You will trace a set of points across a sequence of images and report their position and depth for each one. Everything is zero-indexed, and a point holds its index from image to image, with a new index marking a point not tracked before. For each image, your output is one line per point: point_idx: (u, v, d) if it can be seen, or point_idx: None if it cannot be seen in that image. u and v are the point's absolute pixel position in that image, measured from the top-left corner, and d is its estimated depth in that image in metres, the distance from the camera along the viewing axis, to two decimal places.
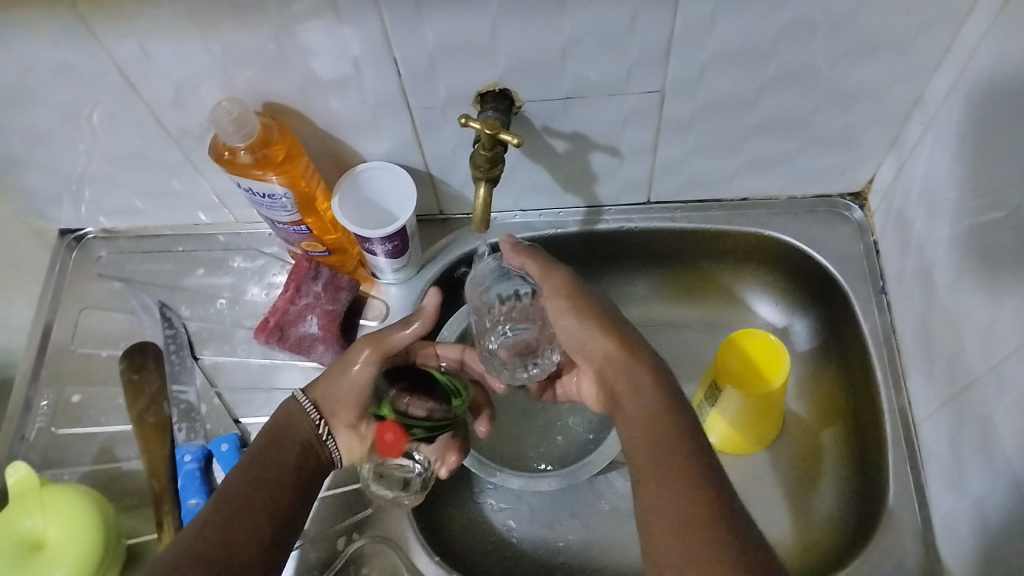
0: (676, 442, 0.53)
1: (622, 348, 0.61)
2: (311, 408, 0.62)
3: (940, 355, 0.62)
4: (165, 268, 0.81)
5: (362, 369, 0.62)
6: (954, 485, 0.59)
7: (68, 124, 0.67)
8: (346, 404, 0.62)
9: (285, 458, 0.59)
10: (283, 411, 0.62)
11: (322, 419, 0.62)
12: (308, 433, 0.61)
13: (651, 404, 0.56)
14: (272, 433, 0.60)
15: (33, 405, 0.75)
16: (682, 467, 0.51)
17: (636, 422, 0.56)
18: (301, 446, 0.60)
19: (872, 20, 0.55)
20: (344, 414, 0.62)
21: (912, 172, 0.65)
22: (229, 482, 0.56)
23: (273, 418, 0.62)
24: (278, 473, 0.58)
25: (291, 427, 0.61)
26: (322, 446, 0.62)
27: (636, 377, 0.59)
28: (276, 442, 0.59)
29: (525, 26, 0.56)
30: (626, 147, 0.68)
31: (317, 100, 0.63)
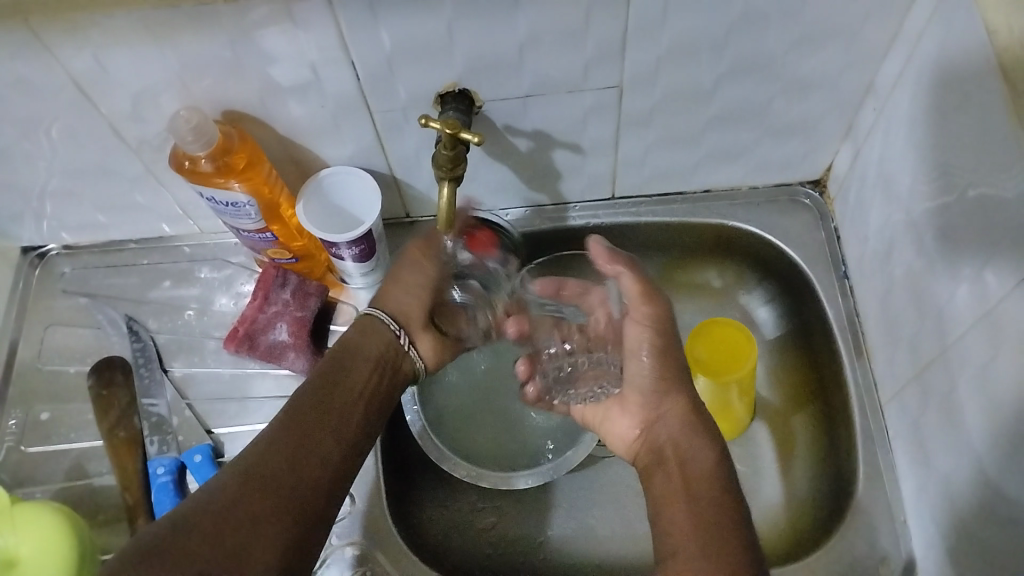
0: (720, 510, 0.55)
1: (686, 415, 0.62)
2: (390, 321, 0.66)
3: (902, 335, 0.63)
4: (131, 281, 0.80)
5: (415, 271, 0.67)
6: (921, 462, 0.60)
7: (26, 139, 0.66)
8: (414, 305, 0.67)
9: (353, 392, 0.61)
10: (362, 328, 0.65)
11: (403, 331, 0.66)
12: (382, 349, 0.64)
13: (704, 472, 0.58)
14: (336, 364, 0.62)
15: (0, 425, 0.74)
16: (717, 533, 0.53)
17: (683, 480, 0.58)
18: (373, 363, 0.64)
19: (822, 9, 0.56)
20: (417, 315, 0.67)
21: (868, 157, 0.67)
22: (295, 405, 0.58)
23: (353, 334, 0.65)
24: (343, 414, 0.59)
25: (364, 343, 0.64)
26: (403, 355, 0.66)
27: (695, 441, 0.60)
28: (343, 372, 0.62)
29: (482, 25, 0.56)
30: (587, 143, 0.69)
31: (277, 106, 0.63)
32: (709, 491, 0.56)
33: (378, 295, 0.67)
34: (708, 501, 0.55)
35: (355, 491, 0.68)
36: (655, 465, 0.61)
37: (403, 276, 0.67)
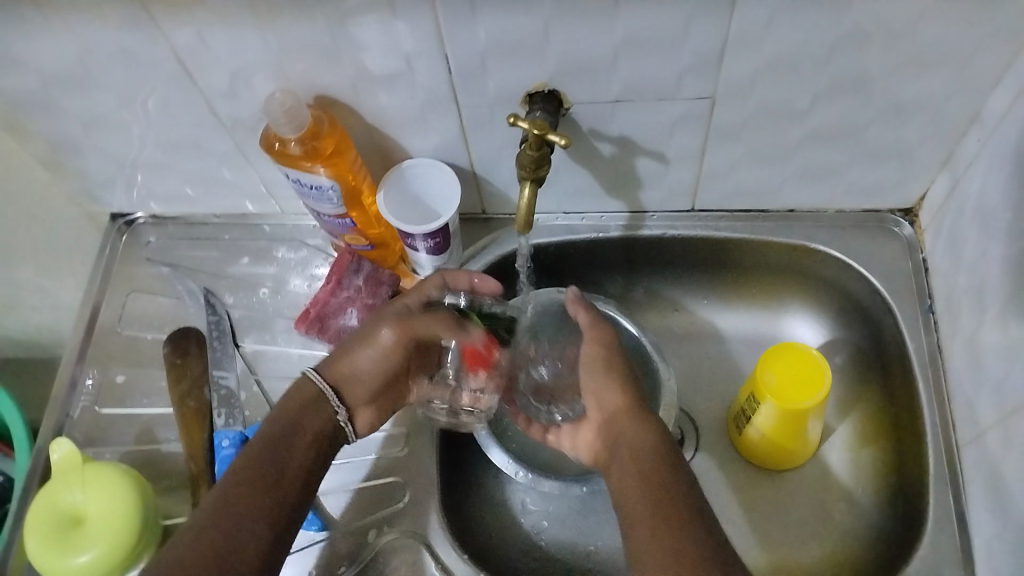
0: (683, 506, 0.53)
1: (628, 405, 0.62)
2: (330, 392, 0.64)
3: (988, 376, 0.60)
4: (211, 256, 0.82)
5: (386, 355, 0.65)
6: (997, 509, 0.58)
7: (125, 109, 0.68)
8: (364, 386, 0.65)
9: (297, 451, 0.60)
10: (300, 396, 0.63)
11: (343, 404, 0.64)
12: (321, 426, 0.62)
13: (658, 465, 0.56)
14: (277, 436, 0.60)
15: (78, 384, 0.76)
16: (692, 537, 0.51)
17: (640, 476, 0.56)
18: (312, 439, 0.61)
19: (931, 31, 0.54)
20: (362, 393, 0.65)
21: (966, 189, 0.64)
22: (238, 471, 0.57)
23: (288, 402, 0.63)
24: (286, 467, 0.58)
25: (303, 418, 0.62)
26: (340, 430, 0.64)
27: (644, 428, 0.60)
28: (291, 432, 0.60)
29: (578, 28, 0.56)
30: (672, 153, 0.68)
31: (368, 95, 0.63)
32: (658, 475, 0.55)
33: (329, 361, 0.65)
34: (654, 489, 0.54)
35: (414, 480, 0.69)
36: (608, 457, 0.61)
37: (362, 355, 0.65)
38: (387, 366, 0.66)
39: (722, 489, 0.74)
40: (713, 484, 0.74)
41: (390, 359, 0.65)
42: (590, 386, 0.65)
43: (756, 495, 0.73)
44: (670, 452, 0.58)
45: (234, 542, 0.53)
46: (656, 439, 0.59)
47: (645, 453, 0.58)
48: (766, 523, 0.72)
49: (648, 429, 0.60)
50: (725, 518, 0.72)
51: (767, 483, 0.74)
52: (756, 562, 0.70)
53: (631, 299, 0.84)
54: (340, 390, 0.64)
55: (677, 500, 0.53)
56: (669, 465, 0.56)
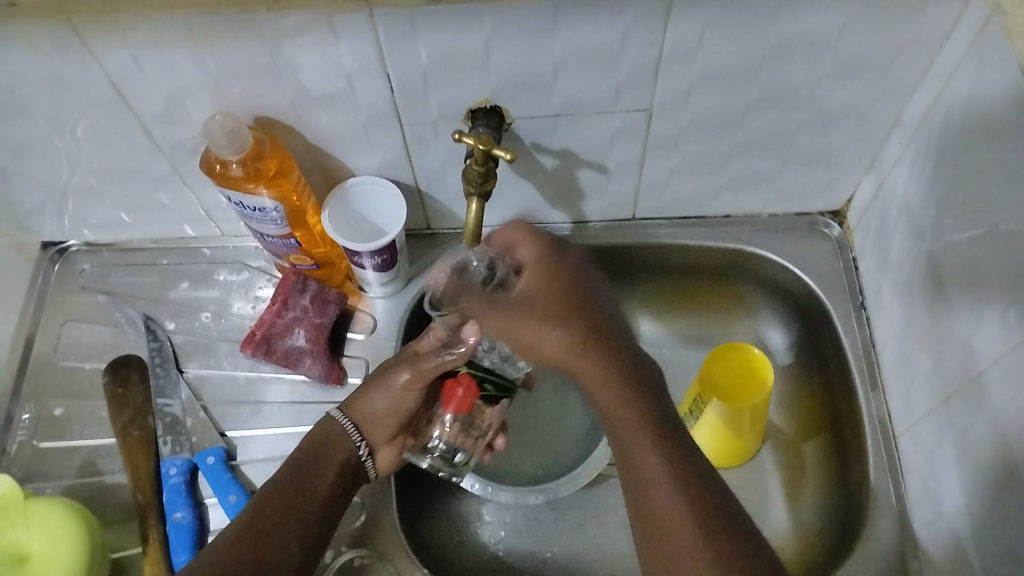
0: (663, 483, 0.52)
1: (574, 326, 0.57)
2: (352, 429, 0.64)
3: (920, 369, 0.63)
4: (150, 281, 0.80)
5: (402, 396, 0.63)
6: (934, 494, 0.61)
7: (56, 134, 0.66)
8: (386, 426, 0.64)
9: (323, 479, 0.60)
10: (323, 430, 0.63)
11: (364, 441, 0.64)
12: (343, 461, 0.62)
13: (632, 439, 0.54)
14: (304, 465, 0.60)
15: (14, 419, 0.74)
16: (685, 522, 0.50)
17: (622, 456, 0.54)
18: (339, 469, 0.62)
19: (852, 43, 0.57)
20: (382, 431, 0.64)
21: (890, 190, 0.67)
22: (263, 497, 0.57)
23: (309, 438, 0.63)
24: (314, 493, 0.59)
25: (325, 453, 0.62)
26: (361, 467, 0.63)
27: (608, 388, 0.55)
28: (315, 463, 0.61)
29: (518, 44, 0.57)
30: (612, 164, 0.70)
31: (310, 114, 0.63)
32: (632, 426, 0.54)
33: (352, 400, 0.65)
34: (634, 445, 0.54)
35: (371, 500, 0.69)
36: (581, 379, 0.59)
37: (379, 399, 0.64)
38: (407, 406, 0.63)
39: None
40: None
41: (409, 401, 0.63)
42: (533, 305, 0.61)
43: None
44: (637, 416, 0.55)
45: (263, 561, 0.53)
46: (621, 398, 0.55)
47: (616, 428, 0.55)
48: None
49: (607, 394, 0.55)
50: None
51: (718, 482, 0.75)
52: None
53: None
54: (362, 428, 0.64)
55: (663, 487, 0.52)
56: (647, 438, 0.54)
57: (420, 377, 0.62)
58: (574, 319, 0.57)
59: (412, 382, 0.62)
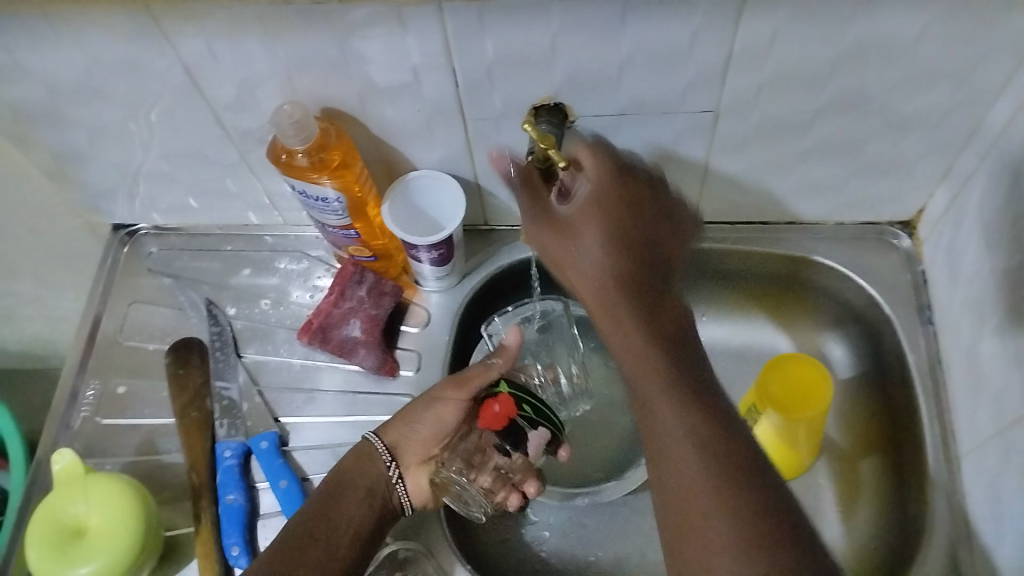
0: (686, 450, 0.49)
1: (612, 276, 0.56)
2: (384, 450, 0.63)
3: (988, 389, 0.61)
4: (213, 267, 0.82)
5: (442, 410, 0.64)
6: (999, 519, 0.58)
7: (132, 119, 0.68)
8: (421, 447, 0.64)
9: (349, 508, 0.60)
10: (357, 453, 0.64)
11: (394, 462, 0.63)
12: (374, 482, 0.62)
13: (655, 403, 0.51)
14: (328, 495, 0.61)
15: (79, 395, 0.76)
16: (697, 458, 0.48)
17: (636, 394, 0.53)
18: (365, 495, 0.62)
19: (932, 48, 0.55)
20: (415, 451, 0.64)
21: (965, 202, 0.65)
22: (288, 529, 0.58)
23: (344, 461, 0.64)
24: (342, 523, 0.59)
25: (355, 474, 0.62)
26: (394, 490, 0.63)
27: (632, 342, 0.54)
28: (341, 490, 0.61)
29: (585, 41, 0.56)
30: (674, 166, 0.69)
31: (375, 107, 0.64)
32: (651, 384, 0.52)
33: (385, 424, 0.65)
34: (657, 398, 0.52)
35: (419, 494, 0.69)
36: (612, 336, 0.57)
37: (417, 417, 0.64)
38: (445, 423, 0.64)
39: None
40: None
41: (451, 416, 0.64)
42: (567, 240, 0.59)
43: None
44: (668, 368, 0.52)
45: None
46: (647, 341, 0.54)
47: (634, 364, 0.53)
48: None
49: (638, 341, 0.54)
50: None
51: None
52: None
53: None
54: (396, 450, 0.64)
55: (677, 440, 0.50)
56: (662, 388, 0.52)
57: (466, 385, 0.64)
58: (617, 260, 0.56)
59: (457, 396, 0.64)
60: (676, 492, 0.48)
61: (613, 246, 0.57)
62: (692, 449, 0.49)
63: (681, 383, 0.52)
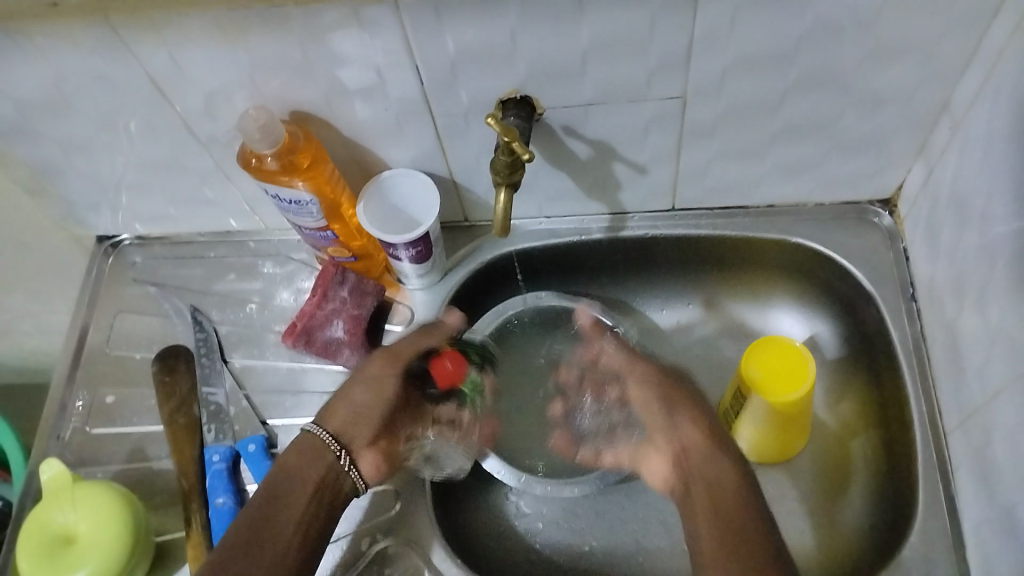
0: (743, 521, 0.54)
1: (703, 425, 0.63)
2: (330, 439, 0.62)
3: (970, 364, 0.60)
4: (197, 274, 0.82)
5: (379, 385, 0.65)
6: (985, 493, 0.58)
7: (105, 130, 0.69)
8: (364, 425, 0.63)
9: (296, 501, 0.58)
10: (301, 446, 0.61)
11: (343, 449, 0.62)
12: (323, 474, 0.60)
13: (712, 491, 0.57)
14: (274, 486, 0.59)
15: (68, 407, 0.77)
16: (747, 518, 0.54)
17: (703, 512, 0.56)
18: (316, 487, 0.60)
19: (896, 22, 0.55)
20: (362, 435, 0.63)
21: (940, 177, 0.64)
22: (238, 524, 0.56)
23: (287, 459, 0.61)
24: (292, 509, 0.58)
25: (302, 468, 0.60)
26: (344, 476, 0.62)
27: (713, 449, 0.61)
28: (287, 485, 0.59)
29: (545, 32, 0.56)
30: (648, 153, 0.68)
31: (342, 107, 0.64)
32: (716, 462, 0.59)
33: (326, 411, 0.64)
34: (725, 481, 0.57)
35: (406, 489, 0.69)
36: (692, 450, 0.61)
37: (356, 396, 0.64)
38: (385, 398, 0.65)
39: None
40: None
41: (391, 389, 0.65)
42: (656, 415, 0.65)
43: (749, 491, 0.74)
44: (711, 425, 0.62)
45: None
46: (723, 461, 0.59)
47: (686, 425, 0.63)
48: None
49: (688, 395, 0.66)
50: None
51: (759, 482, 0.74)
52: None
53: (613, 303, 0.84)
54: (340, 437, 0.62)
55: (737, 515, 0.55)
56: (732, 473, 0.58)
57: (395, 356, 0.67)
58: (705, 444, 0.61)
59: (387, 365, 0.66)
60: (710, 505, 0.56)
61: (693, 420, 0.63)
62: (730, 486, 0.57)
63: (729, 451, 0.61)
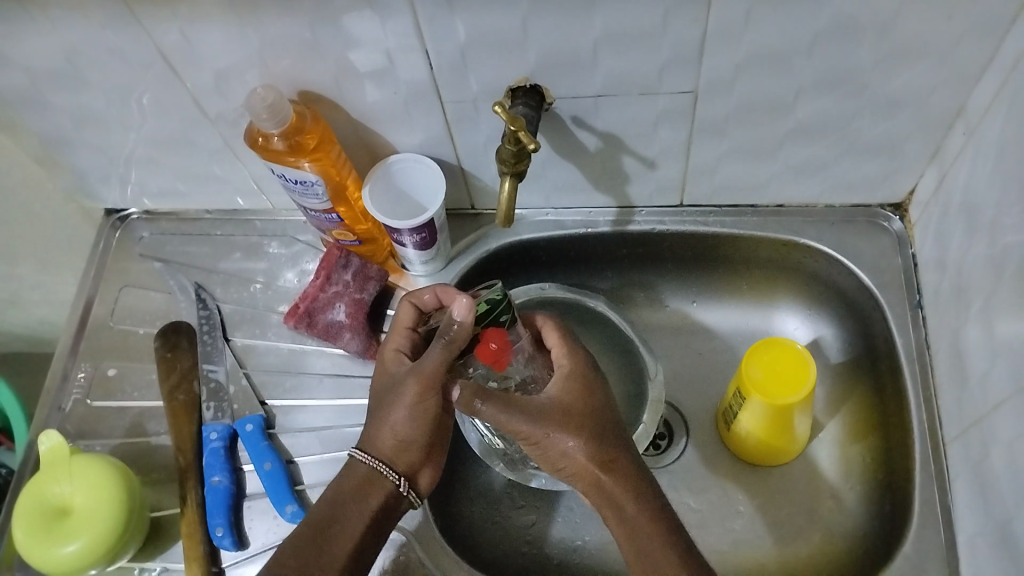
0: (652, 550, 0.54)
1: (586, 437, 0.57)
2: (385, 467, 0.61)
3: (972, 374, 0.60)
4: (203, 251, 0.82)
5: (417, 412, 0.59)
6: (981, 505, 0.57)
7: (115, 104, 0.69)
8: (416, 448, 0.61)
9: (349, 529, 0.59)
10: (354, 477, 0.61)
11: (401, 478, 0.61)
12: (383, 501, 0.60)
13: (614, 512, 0.56)
14: (327, 511, 0.59)
15: (70, 377, 0.77)
16: (656, 546, 0.54)
17: (618, 537, 0.56)
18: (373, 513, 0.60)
19: (911, 25, 0.54)
20: (415, 459, 0.61)
21: (952, 183, 0.63)
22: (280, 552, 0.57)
23: (341, 487, 0.61)
24: (340, 537, 0.58)
25: (362, 497, 0.60)
26: (402, 500, 0.61)
27: (617, 483, 0.57)
28: (339, 512, 0.59)
29: (556, 21, 0.56)
30: (657, 148, 0.68)
31: (352, 90, 0.64)
32: (616, 483, 0.57)
33: (370, 435, 0.61)
34: (629, 505, 0.56)
35: None
36: (593, 480, 0.57)
37: (394, 420, 0.60)
38: (424, 421, 0.60)
39: (706, 493, 0.74)
40: (696, 489, 0.74)
41: (427, 415, 0.60)
42: (549, 446, 0.58)
43: (745, 491, 0.73)
44: (535, 422, 0.57)
45: None
46: (620, 479, 0.57)
47: (578, 457, 0.57)
48: (757, 522, 0.72)
49: (510, 415, 0.57)
50: (723, 523, 0.72)
51: (756, 484, 0.73)
52: (744, 554, 0.71)
53: (619, 296, 0.84)
54: (391, 461, 0.61)
55: (644, 541, 0.55)
56: (630, 492, 0.56)
57: (427, 383, 0.58)
58: (593, 464, 0.57)
59: (422, 393, 0.59)
60: (611, 509, 0.57)
61: (584, 437, 0.57)
62: (634, 510, 0.56)
63: (632, 473, 0.57)
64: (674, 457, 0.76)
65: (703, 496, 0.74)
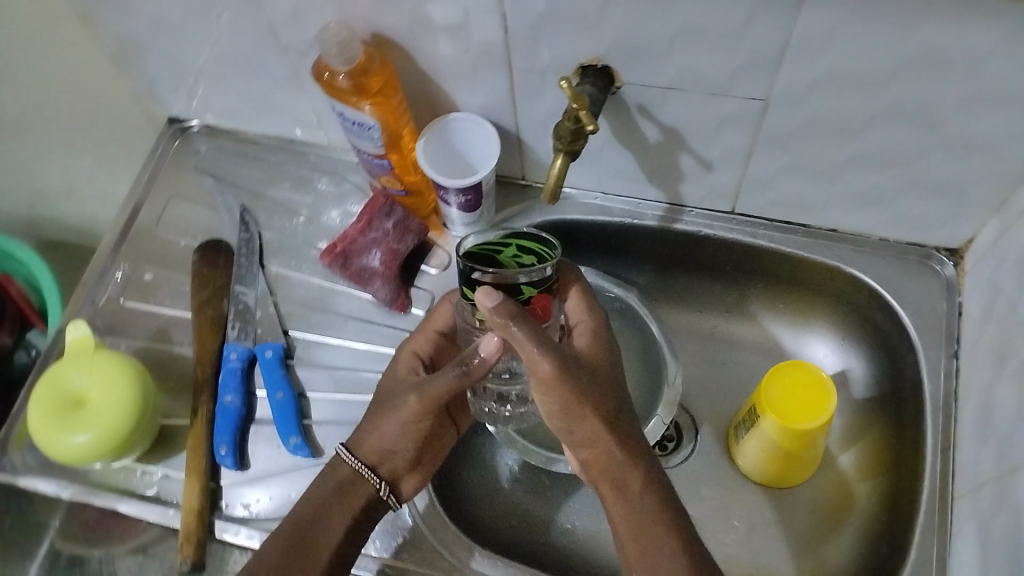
0: (652, 524, 0.54)
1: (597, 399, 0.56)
2: (370, 471, 0.61)
3: (995, 433, 0.58)
4: (254, 175, 0.83)
5: (412, 425, 0.59)
6: (978, 566, 0.56)
7: (192, 17, 0.69)
8: (400, 456, 0.61)
9: (331, 526, 0.58)
10: (337, 476, 0.61)
11: (383, 483, 0.61)
12: (363, 504, 0.60)
13: (615, 479, 0.56)
14: (313, 510, 0.59)
15: (108, 275, 0.79)
16: (654, 521, 0.54)
17: (614, 507, 0.56)
18: (353, 512, 0.60)
19: (999, 69, 0.52)
20: (401, 467, 0.62)
21: (1013, 238, 0.61)
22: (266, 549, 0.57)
23: (323, 483, 0.61)
24: (325, 534, 0.58)
25: (345, 496, 0.60)
26: (382, 503, 0.61)
27: (620, 452, 0.56)
28: (322, 510, 0.59)
29: (637, 6, 0.55)
30: (718, 151, 0.67)
31: (424, 41, 0.63)
32: (618, 453, 0.56)
33: (359, 435, 0.62)
34: (630, 476, 0.56)
35: None
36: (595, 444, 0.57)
37: (387, 429, 0.60)
38: (414, 436, 0.60)
39: (703, 502, 0.73)
40: (695, 497, 0.74)
41: (415, 430, 0.60)
42: (558, 403, 0.56)
43: (743, 507, 0.73)
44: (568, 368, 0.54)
45: None
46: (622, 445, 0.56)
47: (586, 419, 0.56)
48: (748, 540, 0.71)
49: (541, 353, 0.53)
50: (714, 535, 0.72)
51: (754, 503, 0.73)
52: (729, 568, 0.70)
53: (654, 292, 0.83)
54: (377, 466, 0.61)
55: (643, 513, 0.55)
56: (633, 464, 0.56)
57: (427, 404, 0.59)
58: (600, 430, 0.56)
59: (419, 412, 0.59)
60: (612, 480, 0.57)
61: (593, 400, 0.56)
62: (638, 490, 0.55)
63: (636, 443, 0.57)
64: (681, 459, 0.76)
65: (700, 504, 0.73)
